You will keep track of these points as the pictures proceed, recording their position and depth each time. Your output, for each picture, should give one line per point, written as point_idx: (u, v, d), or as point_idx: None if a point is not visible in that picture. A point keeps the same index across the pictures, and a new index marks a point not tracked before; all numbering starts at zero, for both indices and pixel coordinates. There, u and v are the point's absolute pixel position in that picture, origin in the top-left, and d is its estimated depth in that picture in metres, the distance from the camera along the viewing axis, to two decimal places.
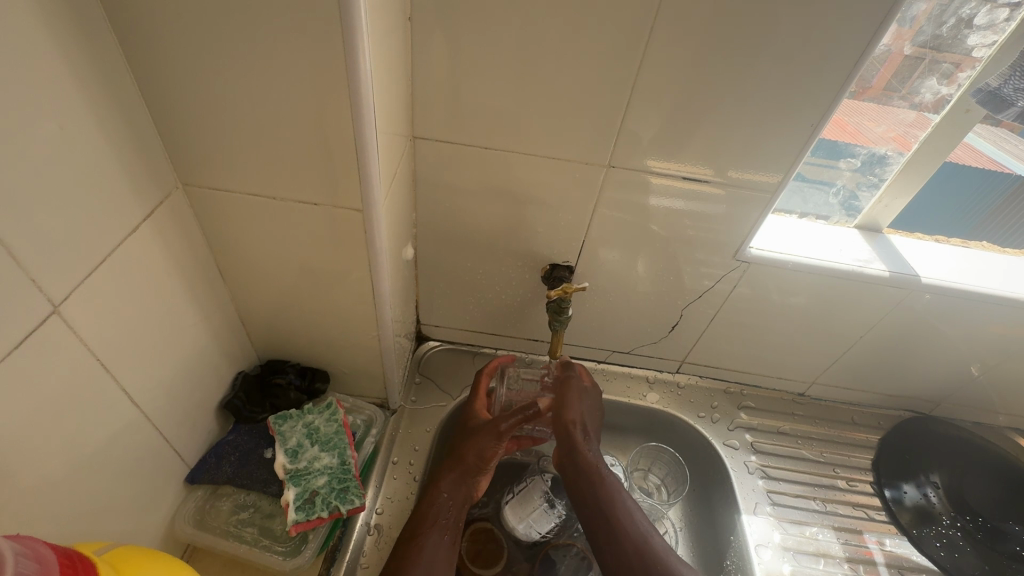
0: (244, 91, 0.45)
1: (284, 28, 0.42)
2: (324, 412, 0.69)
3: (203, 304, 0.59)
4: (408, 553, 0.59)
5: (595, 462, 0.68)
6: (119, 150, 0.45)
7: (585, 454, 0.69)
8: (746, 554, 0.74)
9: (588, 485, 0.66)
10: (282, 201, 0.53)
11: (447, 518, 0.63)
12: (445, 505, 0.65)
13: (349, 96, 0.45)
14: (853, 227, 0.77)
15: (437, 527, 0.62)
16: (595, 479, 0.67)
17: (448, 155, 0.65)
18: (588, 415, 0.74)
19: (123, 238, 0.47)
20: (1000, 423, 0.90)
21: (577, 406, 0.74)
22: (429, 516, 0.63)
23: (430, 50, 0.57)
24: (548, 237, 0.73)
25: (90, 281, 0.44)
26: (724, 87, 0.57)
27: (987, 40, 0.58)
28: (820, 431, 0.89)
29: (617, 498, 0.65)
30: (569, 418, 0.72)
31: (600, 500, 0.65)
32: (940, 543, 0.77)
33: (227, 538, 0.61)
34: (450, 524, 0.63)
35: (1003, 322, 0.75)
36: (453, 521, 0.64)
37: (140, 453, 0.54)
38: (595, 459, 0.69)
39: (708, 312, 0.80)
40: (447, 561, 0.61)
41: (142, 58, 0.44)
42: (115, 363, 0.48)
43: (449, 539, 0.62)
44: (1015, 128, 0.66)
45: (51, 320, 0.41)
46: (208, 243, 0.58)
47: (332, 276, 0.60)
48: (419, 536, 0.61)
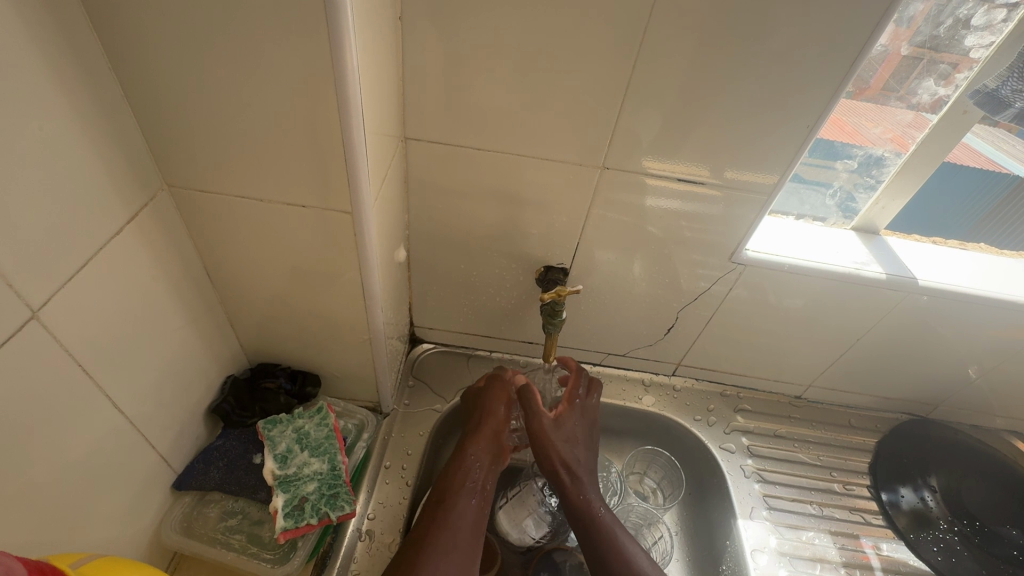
0: (231, 91, 0.45)
1: (271, 27, 0.41)
2: (314, 416, 0.68)
3: (190, 307, 0.58)
4: (437, 518, 0.60)
5: (587, 508, 0.66)
6: (102, 150, 0.44)
7: (575, 503, 0.67)
8: (742, 557, 0.74)
9: (585, 531, 0.65)
10: (270, 202, 0.52)
11: (475, 480, 0.65)
12: (475, 468, 0.66)
13: (337, 97, 0.44)
14: (850, 229, 0.76)
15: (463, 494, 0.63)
16: (594, 528, 0.65)
17: (440, 156, 0.64)
18: (575, 452, 0.70)
19: (106, 241, 0.46)
20: (997, 425, 0.90)
21: (559, 448, 0.69)
22: (456, 482, 0.64)
23: (421, 51, 0.56)
24: (543, 240, 0.72)
25: (71, 285, 0.43)
26: (719, 88, 0.56)
27: (984, 40, 0.58)
28: (817, 434, 0.88)
29: (620, 543, 0.64)
30: (551, 466, 0.69)
31: (599, 550, 0.63)
32: (937, 547, 0.77)
33: (214, 545, 0.60)
34: (478, 486, 0.65)
35: (1000, 325, 0.74)
36: (481, 484, 0.65)
37: (125, 459, 0.53)
38: (589, 501, 0.67)
39: (704, 315, 0.79)
40: (476, 521, 0.62)
41: (125, 57, 0.43)
42: (99, 367, 0.47)
43: (478, 502, 0.64)
44: (1012, 129, 0.64)
45: (30, 325, 0.40)
46: (194, 245, 0.57)
47: (323, 278, 0.59)
48: (447, 500, 0.62)
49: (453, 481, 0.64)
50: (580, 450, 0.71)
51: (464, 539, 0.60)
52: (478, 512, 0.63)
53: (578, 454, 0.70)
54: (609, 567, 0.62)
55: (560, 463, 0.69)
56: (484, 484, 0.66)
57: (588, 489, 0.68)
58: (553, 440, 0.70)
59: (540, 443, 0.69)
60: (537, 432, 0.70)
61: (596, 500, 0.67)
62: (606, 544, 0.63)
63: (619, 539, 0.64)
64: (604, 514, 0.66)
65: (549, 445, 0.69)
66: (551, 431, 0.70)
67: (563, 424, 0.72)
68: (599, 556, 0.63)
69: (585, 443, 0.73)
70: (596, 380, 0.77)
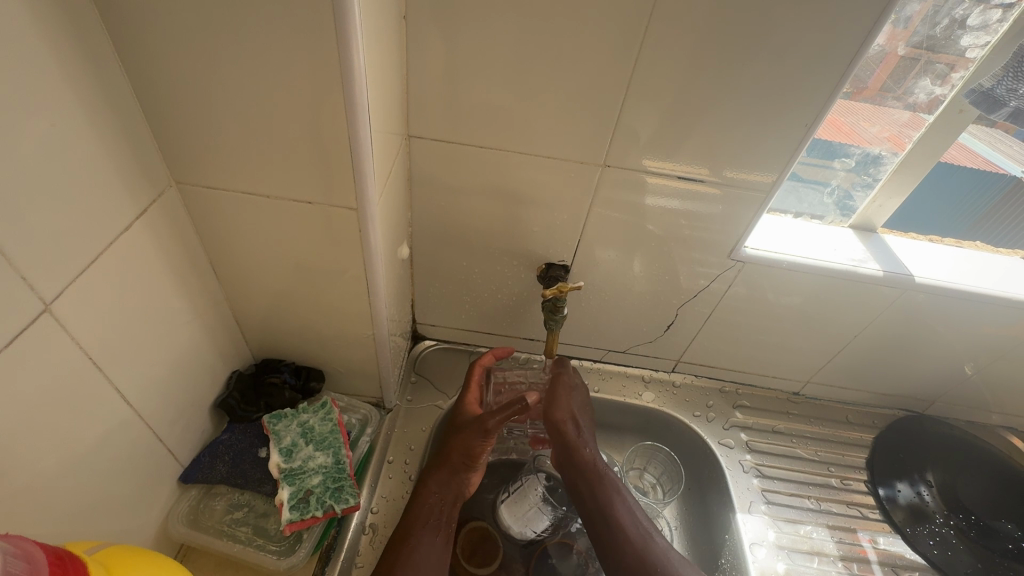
0: (239, 90, 0.45)
1: (278, 26, 0.41)
2: (318, 411, 0.69)
3: (196, 303, 0.59)
4: (401, 556, 0.58)
5: (591, 460, 0.68)
6: (112, 148, 0.45)
7: (580, 454, 0.68)
8: (741, 551, 0.75)
9: (587, 481, 0.67)
10: (276, 199, 0.53)
11: (438, 516, 0.63)
12: (439, 502, 0.64)
13: (343, 94, 0.45)
14: (847, 227, 0.77)
15: (429, 529, 0.62)
16: (596, 482, 0.67)
17: (443, 154, 0.65)
18: (578, 410, 0.74)
19: (116, 236, 0.47)
20: (993, 421, 0.91)
21: (564, 405, 0.73)
22: (420, 516, 0.63)
23: (424, 49, 0.57)
24: (544, 237, 0.73)
25: (82, 279, 0.44)
26: (719, 87, 0.57)
27: (981, 40, 0.59)
28: (815, 430, 0.89)
29: (615, 500, 0.66)
30: (557, 417, 0.71)
31: (598, 502, 0.65)
32: (934, 541, 0.77)
33: (220, 538, 0.60)
34: (441, 523, 0.63)
35: (996, 321, 0.75)
36: (445, 520, 0.64)
37: (133, 452, 0.53)
38: (590, 456, 0.69)
39: (703, 312, 0.80)
40: (441, 559, 0.61)
41: (134, 55, 0.44)
42: (108, 361, 0.48)
43: (442, 539, 0.62)
44: (1009, 130, 0.66)
45: (42, 318, 0.41)
46: (201, 242, 0.57)
47: (327, 274, 0.60)
48: (410, 538, 0.60)
49: (415, 518, 0.62)
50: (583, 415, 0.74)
51: (431, 573, 0.59)
52: (443, 550, 0.62)
53: (580, 419, 0.74)
54: (609, 516, 0.64)
55: (567, 417, 0.72)
56: (449, 520, 0.64)
57: (589, 445, 0.71)
58: (563, 395, 0.74)
59: (553, 394, 0.74)
60: (558, 385, 0.75)
61: (596, 455, 0.70)
62: (606, 495, 0.66)
63: (615, 495, 0.66)
64: (605, 467, 0.69)
65: (559, 398, 0.74)
66: (564, 389, 0.75)
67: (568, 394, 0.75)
68: (599, 505, 0.65)
69: (586, 416, 0.76)
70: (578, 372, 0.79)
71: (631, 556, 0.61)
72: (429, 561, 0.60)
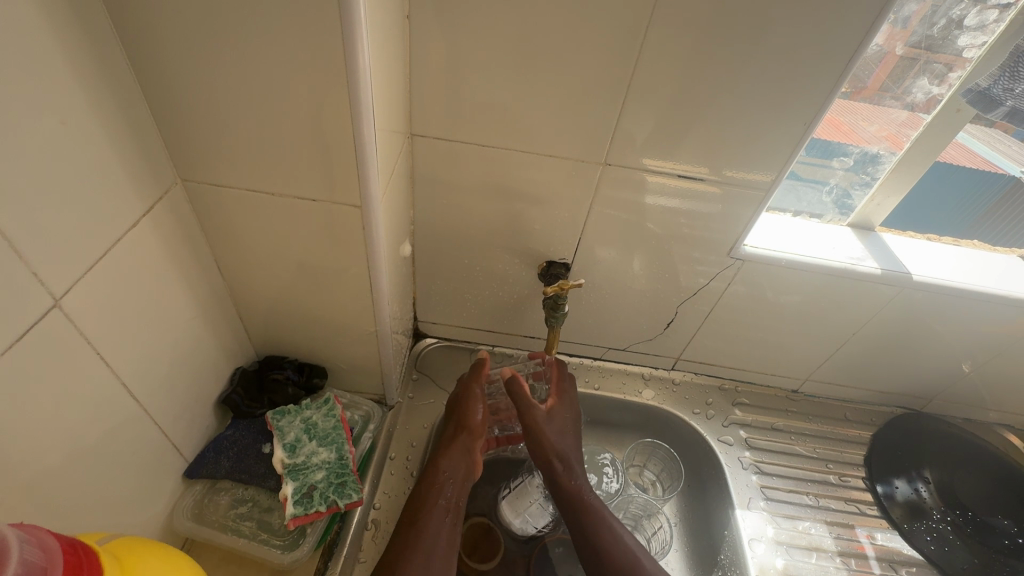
0: (245, 88, 0.46)
1: (284, 25, 0.42)
2: (321, 407, 0.69)
3: (201, 299, 0.60)
4: (410, 538, 0.60)
5: (576, 495, 0.68)
6: (120, 145, 0.46)
7: (565, 489, 0.69)
8: (740, 547, 0.75)
9: (574, 516, 0.67)
10: (281, 196, 0.54)
11: (448, 497, 0.65)
12: (448, 484, 0.66)
13: (348, 93, 0.45)
14: (846, 226, 0.78)
15: (438, 510, 0.63)
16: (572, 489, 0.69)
17: (445, 152, 0.66)
18: (563, 440, 0.72)
19: (123, 232, 0.47)
20: (990, 418, 0.91)
21: (548, 440, 0.71)
22: (428, 499, 0.64)
23: (427, 49, 0.57)
24: (545, 235, 0.73)
25: (91, 275, 0.45)
26: (719, 86, 0.57)
27: (978, 40, 0.59)
28: (813, 427, 0.90)
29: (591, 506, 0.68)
30: (542, 455, 0.71)
31: (575, 507, 0.68)
32: (931, 537, 0.78)
33: (225, 532, 0.61)
34: (451, 503, 0.65)
35: (993, 319, 0.76)
36: (454, 500, 0.65)
37: (139, 447, 0.54)
38: (577, 489, 0.69)
39: (703, 309, 0.81)
40: (450, 539, 0.62)
41: (141, 54, 0.44)
42: (114, 356, 0.49)
43: (453, 518, 0.64)
44: (1008, 130, 0.67)
45: (52, 313, 0.41)
46: (206, 239, 0.58)
47: (330, 272, 0.61)
48: (420, 521, 0.62)
49: (424, 500, 0.64)
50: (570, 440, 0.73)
51: (440, 552, 0.60)
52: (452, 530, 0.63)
53: (568, 445, 0.73)
54: (595, 550, 0.64)
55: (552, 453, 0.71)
56: (458, 500, 0.66)
57: (578, 475, 0.71)
58: (546, 430, 0.72)
59: (534, 432, 0.72)
60: (530, 424, 0.72)
61: (584, 486, 0.70)
62: (593, 532, 0.65)
63: (602, 525, 0.66)
64: (594, 499, 0.69)
65: (542, 434, 0.72)
66: (544, 422, 0.73)
67: (555, 416, 0.75)
68: (585, 540, 0.65)
69: (574, 430, 0.75)
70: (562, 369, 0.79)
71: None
72: (438, 541, 0.61)
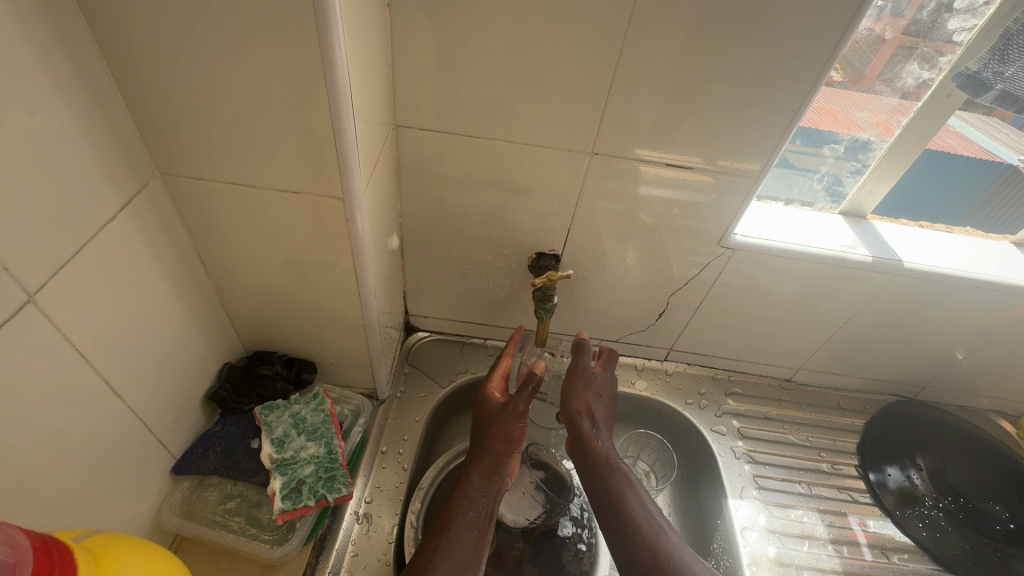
0: (221, 80, 0.45)
1: (256, 13, 0.41)
2: (310, 402, 0.70)
3: (184, 294, 0.59)
4: (438, 549, 0.59)
5: (605, 454, 0.70)
6: (95, 138, 0.45)
7: (594, 448, 0.71)
8: (731, 536, 0.75)
9: (598, 474, 0.69)
10: (263, 189, 0.53)
11: (478, 510, 0.65)
12: (479, 497, 0.66)
13: (326, 83, 0.44)
14: (837, 214, 0.77)
15: (467, 521, 0.63)
16: (606, 471, 0.69)
17: (432, 143, 0.65)
18: (597, 405, 0.75)
19: (101, 227, 0.47)
20: (983, 405, 0.92)
21: (582, 396, 0.74)
22: (458, 510, 0.64)
23: (409, 39, 0.57)
24: (534, 226, 0.73)
25: (67, 270, 0.44)
26: (706, 72, 0.57)
27: (967, 23, 0.59)
28: (807, 416, 0.90)
29: (627, 491, 0.67)
30: (575, 409, 0.73)
31: (609, 493, 0.67)
32: (923, 524, 0.78)
33: (214, 528, 0.61)
34: (480, 515, 0.64)
35: (986, 306, 0.76)
36: (484, 514, 0.65)
37: (124, 444, 0.54)
38: (605, 450, 0.71)
39: (694, 299, 0.80)
40: (479, 549, 0.62)
41: (114, 46, 0.44)
42: (95, 352, 0.48)
43: (480, 532, 0.63)
44: (1006, 117, 0.67)
45: (27, 309, 0.41)
46: (188, 233, 0.57)
47: (316, 266, 0.60)
48: (449, 530, 0.61)
49: (453, 513, 0.63)
50: (604, 405, 0.75)
51: (467, 566, 0.59)
52: (478, 541, 0.62)
53: (599, 408, 0.75)
54: (619, 509, 0.65)
55: (585, 409, 0.73)
56: (488, 515, 0.65)
57: (605, 438, 0.73)
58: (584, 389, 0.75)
59: (573, 386, 0.75)
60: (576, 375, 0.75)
61: (611, 448, 0.72)
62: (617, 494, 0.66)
63: (629, 489, 0.67)
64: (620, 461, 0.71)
65: (578, 392, 0.74)
66: (587, 380, 0.76)
67: (598, 378, 0.77)
68: (611, 500, 0.66)
69: (609, 399, 0.77)
70: (610, 351, 0.79)
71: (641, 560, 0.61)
72: (467, 549, 0.61)
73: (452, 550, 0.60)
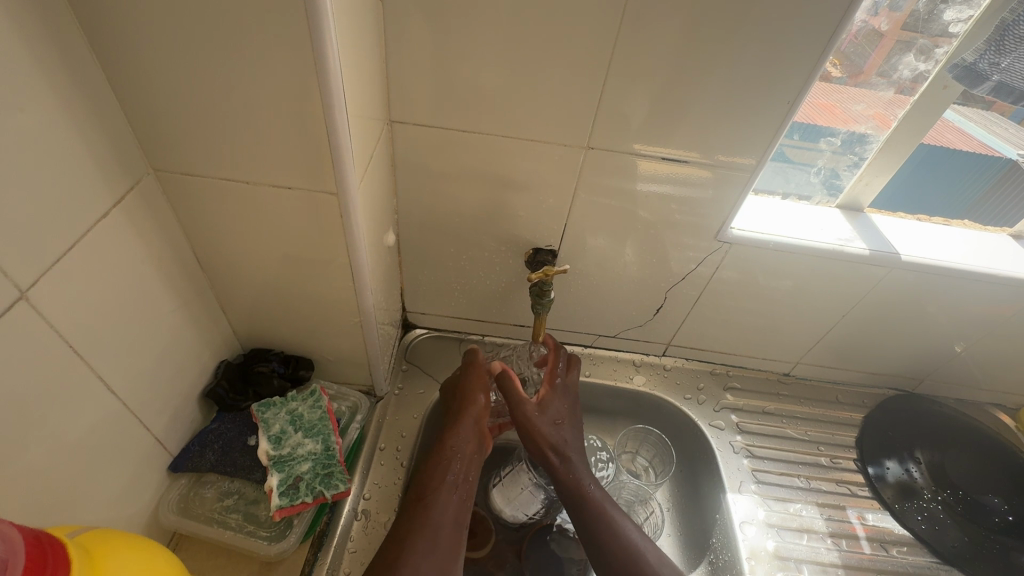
0: (213, 75, 0.45)
1: (247, 7, 0.41)
2: (307, 399, 0.70)
3: (179, 291, 0.59)
4: (415, 521, 0.59)
5: (577, 484, 0.67)
6: (86, 134, 0.45)
7: (565, 477, 0.68)
8: (730, 531, 0.75)
9: (574, 506, 0.66)
10: (257, 185, 0.53)
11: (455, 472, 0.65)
12: (455, 459, 0.66)
13: (318, 78, 0.44)
14: (835, 207, 0.77)
15: (446, 487, 0.63)
16: (581, 501, 0.66)
17: (427, 139, 0.65)
18: (561, 428, 0.71)
19: (94, 224, 0.47)
20: (982, 398, 0.92)
21: (543, 432, 0.69)
22: (436, 475, 0.64)
23: (403, 33, 0.56)
24: (531, 222, 0.73)
25: (60, 266, 0.44)
26: (700, 65, 0.56)
27: (963, 14, 0.58)
28: (805, 410, 0.90)
29: (604, 522, 0.64)
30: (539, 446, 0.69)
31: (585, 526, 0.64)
32: (922, 517, 0.78)
33: (211, 525, 0.61)
34: (458, 480, 0.65)
35: (985, 299, 0.76)
36: (462, 477, 0.65)
37: (119, 442, 0.53)
38: (576, 477, 0.68)
39: (692, 294, 0.80)
40: (456, 514, 0.62)
41: (105, 41, 0.43)
42: (91, 350, 0.48)
43: (460, 495, 0.63)
44: (1005, 111, 0.69)
45: (20, 306, 0.41)
46: (183, 230, 0.57)
47: (312, 263, 0.60)
48: (427, 500, 0.61)
49: (432, 478, 0.63)
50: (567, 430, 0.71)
51: (447, 532, 0.59)
52: (460, 507, 0.63)
53: (565, 432, 0.71)
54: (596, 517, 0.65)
55: (548, 443, 0.69)
56: (466, 478, 0.65)
57: (576, 460, 0.69)
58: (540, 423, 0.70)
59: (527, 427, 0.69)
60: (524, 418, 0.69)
61: (584, 474, 0.68)
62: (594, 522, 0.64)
63: (604, 518, 0.64)
64: (594, 487, 0.67)
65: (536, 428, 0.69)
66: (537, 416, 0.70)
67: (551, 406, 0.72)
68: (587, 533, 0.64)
69: (572, 418, 0.73)
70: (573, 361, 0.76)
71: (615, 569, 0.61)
72: (446, 517, 0.61)
73: (431, 517, 0.60)
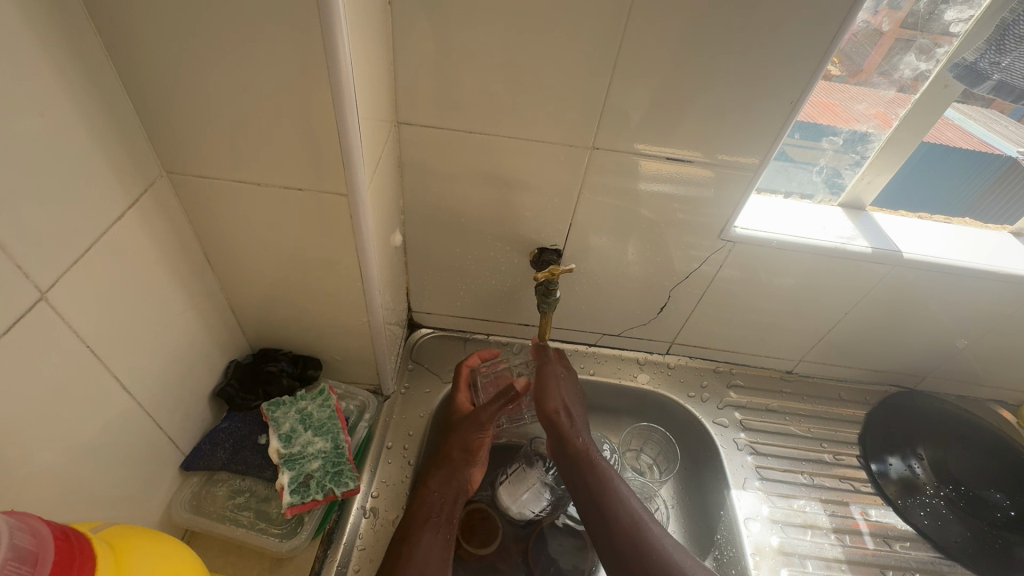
0: (226, 79, 0.46)
1: (260, 12, 0.41)
2: (316, 398, 0.70)
3: (191, 292, 0.59)
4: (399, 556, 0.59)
5: (583, 449, 0.69)
6: (102, 137, 0.45)
7: (573, 443, 0.69)
8: (735, 527, 0.76)
9: (580, 470, 0.67)
10: (268, 187, 0.54)
11: (440, 514, 0.64)
12: (438, 500, 0.66)
13: (330, 81, 0.45)
14: (837, 206, 0.77)
15: (429, 526, 0.63)
16: (586, 464, 0.67)
17: (434, 140, 0.65)
18: (570, 399, 0.75)
19: (109, 226, 0.47)
20: (983, 395, 0.93)
21: (556, 395, 0.74)
22: (419, 515, 0.63)
23: (410, 36, 0.57)
24: (536, 221, 0.73)
25: (77, 267, 0.44)
26: (705, 65, 0.57)
27: (964, 14, 0.59)
28: (808, 407, 0.90)
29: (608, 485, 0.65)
30: (551, 408, 0.73)
31: (590, 489, 0.65)
32: (924, 512, 0.79)
33: (223, 522, 0.62)
34: (442, 521, 0.64)
35: (986, 296, 0.76)
36: (445, 517, 0.65)
37: (133, 440, 0.54)
38: (583, 445, 0.69)
39: (695, 293, 0.81)
40: (444, 554, 0.61)
41: (120, 45, 0.44)
42: (106, 350, 0.49)
43: (444, 535, 0.63)
44: (1005, 109, 0.69)
45: (39, 306, 0.41)
46: (194, 231, 0.58)
47: (321, 263, 0.61)
48: (411, 536, 0.61)
49: (414, 519, 0.63)
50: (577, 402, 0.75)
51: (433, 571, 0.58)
52: (445, 546, 0.62)
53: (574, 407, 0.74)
54: (602, 504, 0.63)
55: (560, 406, 0.73)
56: (450, 518, 0.65)
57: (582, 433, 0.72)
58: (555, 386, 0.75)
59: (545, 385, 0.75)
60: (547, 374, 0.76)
61: (590, 444, 0.70)
62: (599, 486, 0.65)
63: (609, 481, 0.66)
64: (599, 457, 0.69)
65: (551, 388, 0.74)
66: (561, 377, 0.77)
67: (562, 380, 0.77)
68: (593, 497, 0.64)
69: (580, 404, 0.76)
70: (561, 356, 0.79)
71: (622, 540, 0.60)
72: (432, 554, 0.60)
73: (415, 555, 0.59)
